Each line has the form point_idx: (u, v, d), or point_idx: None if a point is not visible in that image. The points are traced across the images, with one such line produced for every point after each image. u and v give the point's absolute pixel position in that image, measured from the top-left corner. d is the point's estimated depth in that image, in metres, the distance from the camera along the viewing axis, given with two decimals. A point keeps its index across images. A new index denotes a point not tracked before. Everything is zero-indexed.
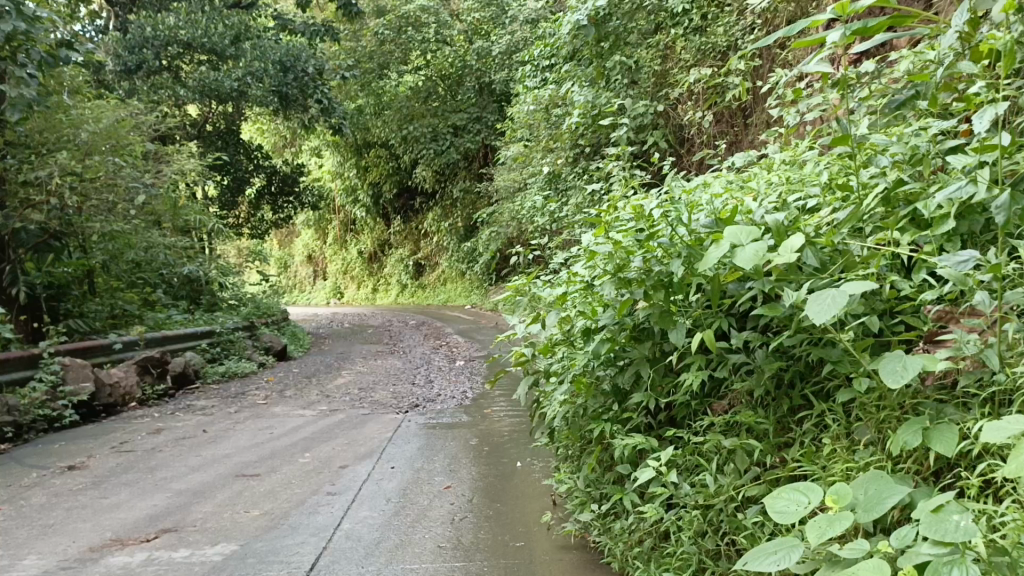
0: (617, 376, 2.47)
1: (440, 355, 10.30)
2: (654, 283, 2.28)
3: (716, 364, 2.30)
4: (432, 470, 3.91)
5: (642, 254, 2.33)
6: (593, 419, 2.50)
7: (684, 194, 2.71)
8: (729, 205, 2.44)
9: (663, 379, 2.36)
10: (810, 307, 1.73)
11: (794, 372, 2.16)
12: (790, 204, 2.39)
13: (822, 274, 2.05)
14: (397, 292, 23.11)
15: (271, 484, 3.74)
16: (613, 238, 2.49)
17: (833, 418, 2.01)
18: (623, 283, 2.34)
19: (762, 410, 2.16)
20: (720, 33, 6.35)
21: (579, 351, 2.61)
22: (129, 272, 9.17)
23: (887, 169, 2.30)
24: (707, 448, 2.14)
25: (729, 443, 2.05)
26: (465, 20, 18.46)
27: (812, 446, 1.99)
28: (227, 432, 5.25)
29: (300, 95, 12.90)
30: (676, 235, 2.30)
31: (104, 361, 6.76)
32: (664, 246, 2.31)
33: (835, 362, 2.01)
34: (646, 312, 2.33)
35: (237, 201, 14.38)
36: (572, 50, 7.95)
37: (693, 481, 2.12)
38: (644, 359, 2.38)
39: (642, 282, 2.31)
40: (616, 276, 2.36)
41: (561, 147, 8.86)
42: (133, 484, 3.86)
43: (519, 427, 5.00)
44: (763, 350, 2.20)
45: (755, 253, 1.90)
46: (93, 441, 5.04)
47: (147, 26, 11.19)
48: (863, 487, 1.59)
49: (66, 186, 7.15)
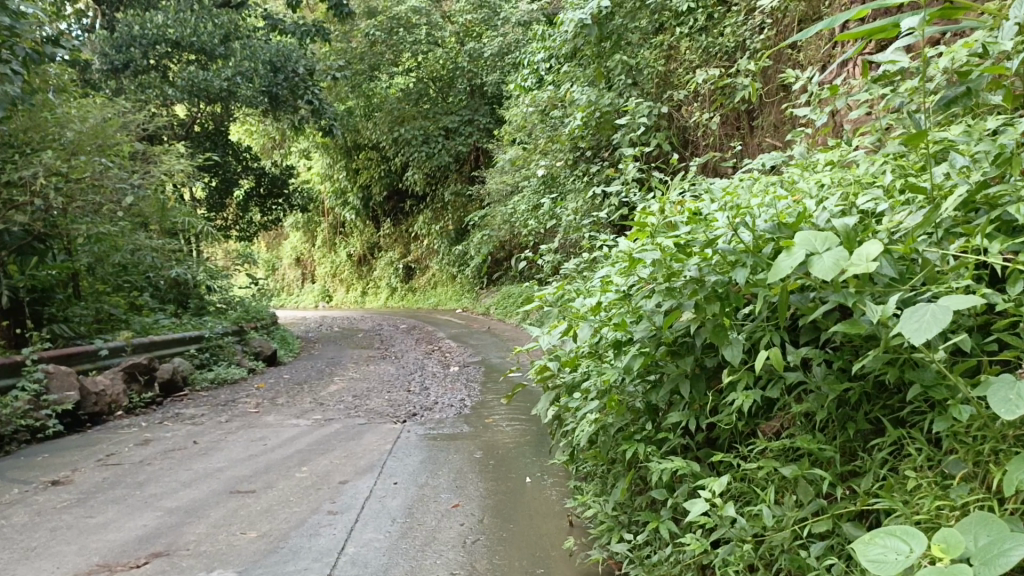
0: (650, 393, 2.36)
1: (433, 360, 10.11)
2: (707, 292, 2.12)
3: (767, 382, 2.15)
4: (437, 486, 3.72)
5: (697, 261, 2.19)
6: (624, 439, 2.37)
7: (732, 195, 2.53)
8: (791, 207, 2.24)
9: (707, 399, 2.21)
10: (904, 325, 1.56)
11: (862, 392, 2.00)
12: (858, 206, 2.17)
13: (901, 286, 1.86)
14: (386, 296, 22.87)
15: (269, 501, 3.54)
16: (661, 244, 2.34)
17: (916, 446, 1.86)
18: (670, 291, 2.21)
19: (823, 436, 2.03)
20: (728, 34, 6.20)
21: (609, 365, 2.48)
22: (115, 276, 8.93)
23: (965, 170, 2.07)
24: (760, 476, 2.00)
25: (788, 473, 1.91)
26: (457, 22, 18.29)
27: (892, 479, 1.85)
28: (218, 443, 5.03)
29: (290, 95, 12.71)
30: (733, 239, 2.13)
31: (90, 368, 6.54)
32: (720, 254, 2.15)
33: (928, 386, 1.82)
34: (696, 325, 2.17)
35: (226, 203, 14.13)
36: (572, 50, 7.78)
37: (747, 512, 1.96)
38: (683, 376, 2.24)
39: (694, 292, 2.15)
40: (665, 285, 2.24)
41: (559, 149, 8.69)
42: (121, 502, 3.65)
43: (524, 439, 4.80)
44: (824, 368, 2.03)
45: (837, 264, 1.70)
46: (78, 454, 4.80)
47: (134, 25, 10.97)
48: (972, 535, 1.42)
49: (52, 186, 6.92)
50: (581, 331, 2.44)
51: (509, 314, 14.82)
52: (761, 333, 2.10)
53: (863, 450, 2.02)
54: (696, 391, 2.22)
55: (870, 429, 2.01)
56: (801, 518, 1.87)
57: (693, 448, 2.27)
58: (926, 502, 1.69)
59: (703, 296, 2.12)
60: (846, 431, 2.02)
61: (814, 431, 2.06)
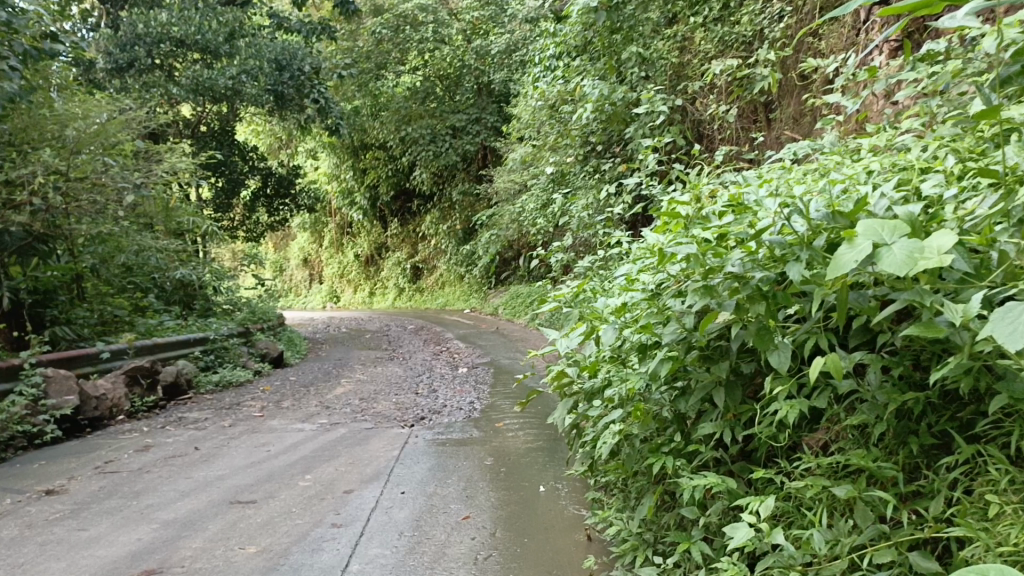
0: (679, 401, 2.21)
1: (442, 361, 9.95)
2: (750, 290, 1.97)
3: (815, 392, 1.98)
4: (446, 496, 3.54)
5: (741, 256, 2.02)
6: (653, 452, 2.21)
7: (774, 185, 2.35)
8: (844, 195, 2.06)
9: (745, 409, 2.06)
10: (993, 326, 1.39)
11: (926, 403, 1.83)
12: (919, 193, 1.97)
13: (975, 282, 1.68)
14: (394, 296, 22.72)
15: (270, 513, 3.38)
16: (699, 237, 2.17)
17: (994, 464, 1.69)
18: (708, 290, 2.05)
19: (880, 452, 1.87)
20: (746, 22, 6.01)
21: (637, 371, 2.32)
22: (118, 277, 8.79)
23: None
24: (809, 496, 1.85)
25: (843, 495, 1.75)
26: (464, 20, 18.09)
27: (966, 503, 1.68)
28: (220, 449, 4.87)
29: (296, 94, 12.57)
30: (781, 231, 1.97)
31: (90, 371, 6.38)
32: (765, 248, 2.00)
33: (1014, 397, 1.64)
34: (737, 327, 2.01)
35: (232, 204, 14.00)
36: (583, 43, 7.60)
37: (796, 536, 1.80)
38: (718, 383, 2.08)
39: (735, 290, 2.00)
40: (703, 283, 2.07)
41: (569, 145, 8.49)
42: (115, 514, 3.48)
43: (536, 444, 4.62)
44: (879, 376, 1.87)
45: (909, 254, 1.53)
46: (75, 461, 4.64)
47: (138, 24, 10.83)
48: None
49: (51, 185, 6.77)
50: (605, 333, 2.28)
51: (518, 314, 14.67)
52: (809, 337, 1.94)
53: (924, 468, 1.85)
54: (733, 400, 2.06)
55: (931, 444, 1.85)
56: (857, 544, 1.70)
57: (730, 462, 2.11)
58: (1009, 531, 1.52)
59: (745, 294, 1.97)
60: (906, 448, 1.86)
61: (869, 447, 1.90)
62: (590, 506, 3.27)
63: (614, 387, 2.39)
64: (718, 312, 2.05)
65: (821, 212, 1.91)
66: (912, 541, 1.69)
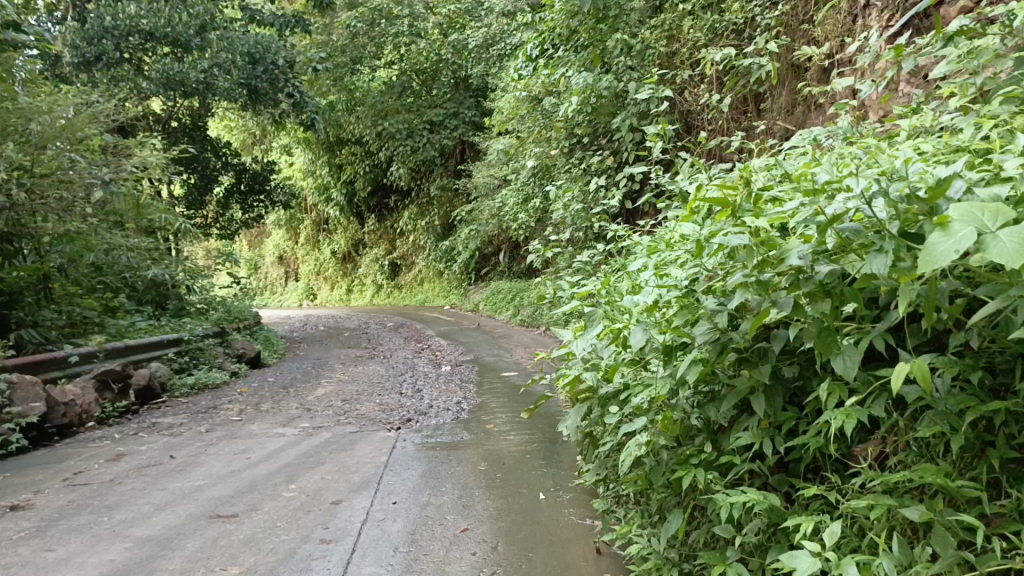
0: (712, 409, 2.12)
1: (424, 359, 9.73)
2: (812, 287, 1.86)
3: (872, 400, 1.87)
4: (441, 506, 3.35)
5: (802, 247, 1.90)
6: (682, 464, 2.12)
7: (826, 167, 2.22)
8: (912, 170, 1.92)
9: (786, 418, 1.96)
10: None
11: (1006, 412, 1.71)
12: (996, 169, 1.83)
13: None
14: (372, 293, 22.41)
15: (253, 528, 3.15)
16: (752, 226, 2.06)
17: None
18: (764, 287, 1.94)
19: (951, 467, 1.74)
20: (737, 10, 5.89)
21: (668, 374, 2.23)
22: (88, 277, 8.46)
23: None
24: (869, 515, 1.73)
25: (919, 519, 1.63)
26: (440, 13, 17.83)
27: None
28: (197, 457, 4.63)
29: (270, 89, 12.21)
30: (851, 217, 1.84)
31: (58, 376, 6.10)
32: (833, 237, 1.87)
33: None
34: (795, 329, 1.91)
35: (204, 201, 13.64)
36: (568, 32, 7.41)
37: (860, 562, 1.68)
38: (759, 390, 1.99)
39: (796, 287, 1.90)
40: (757, 279, 1.97)
41: (553, 137, 8.30)
42: (84, 531, 3.24)
43: (530, 448, 4.43)
44: (950, 382, 1.75)
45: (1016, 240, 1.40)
46: (42, 472, 4.38)
47: (106, 16, 10.46)
48: None
49: (15, 182, 6.63)
50: (635, 335, 2.18)
51: (500, 310, 14.47)
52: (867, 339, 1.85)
53: (1009, 485, 1.70)
54: (772, 408, 1.98)
55: (1013, 458, 1.70)
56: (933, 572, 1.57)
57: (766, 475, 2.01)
58: None
59: (808, 291, 1.86)
60: (986, 462, 1.72)
61: (940, 462, 1.78)
62: (597, 516, 3.11)
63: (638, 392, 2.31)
64: (773, 310, 1.95)
65: (899, 195, 1.77)
66: (1000, 568, 1.56)
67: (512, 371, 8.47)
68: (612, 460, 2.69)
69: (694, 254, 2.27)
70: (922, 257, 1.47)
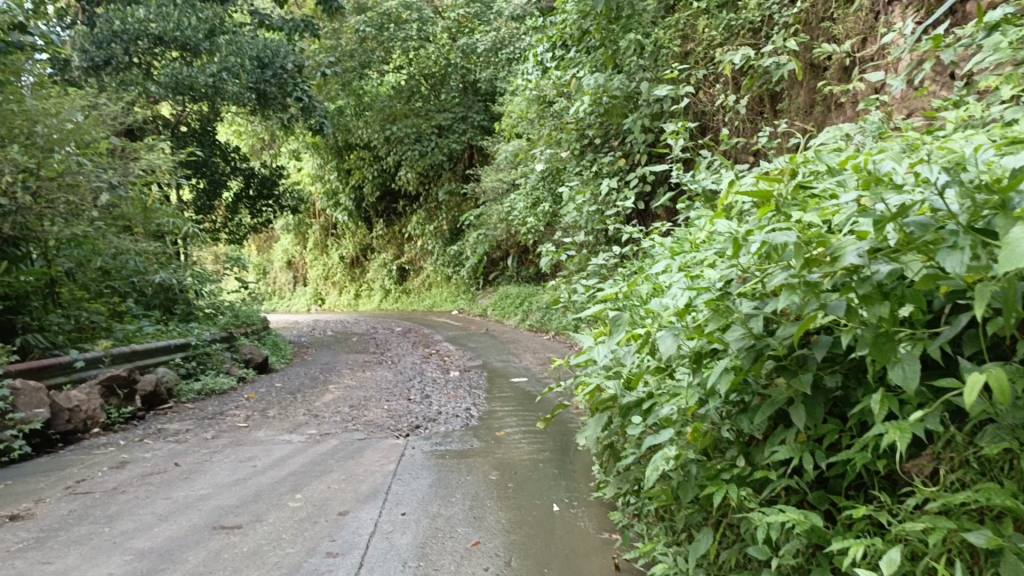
0: (744, 421, 2.05)
1: (432, 364, 9.62)
2: (868, 289, 1.78)
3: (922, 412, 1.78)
4: (451, 517, 3.23)
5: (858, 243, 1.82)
6: (710, 478, 2.04)
7: (869, 160, 2.14)
8: (973, 159, 1.84)
9: (826, 431, 1.88)
10: None
11: None
12: None
13: None
14: (381, 298, 22.32)
15: (257, 541, 3.05)
16: (799, 223, 1.97)
17: None
18: (813, 289, 1.86)
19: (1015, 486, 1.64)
20: (753, 8, 5.74)
21: (698, 382, 2.14)
22: (95, 281, 8.40)
23: None
24: (924, 537, 1.64)
25: (985, 545, 1.52)
26: (449, 17, 17.78)
27: None
28: (202, 464, 4.53)
29: (278, 93, 12.13)
30: (915, 211, 1.77)
31: (63, 382, 6.02)
32: (894, 234, 1.80)
33: None
34: (847, 334, 1.84)
35: (213, 205, 13.60)
36: (580, 32, 7.31)
37: None
38: (799, 400, 1.91)
39: (848, 290, 1.82)
40: (805, 280, 1.88)
41: (564, 139, 8.18)
42: (84, 543, 3.14)
43: (542, 456, 4.31)
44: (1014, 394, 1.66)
45: None
46: (43, 480, 4.29)
47: (116, 20, 10.43)
48: None
49: (19, 185, 6.47)
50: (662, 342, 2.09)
51: (508, 315, 14.37)
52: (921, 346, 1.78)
53: None
54: (813, 419, 1.90)
55: None
56: None
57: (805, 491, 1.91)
58: None
59: (863, 294, 1.78)
60: None
61: (1002, 480, 1.67)
62: (614, 529, 2.99)
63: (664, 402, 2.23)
64: (822, 314, 1.88)
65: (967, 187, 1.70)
66: None
67: (522, 377, 8.35)
68: (634, 473, 2.57)
69: (728, 255, 2.19)
70: (1004, 254, 1.37)
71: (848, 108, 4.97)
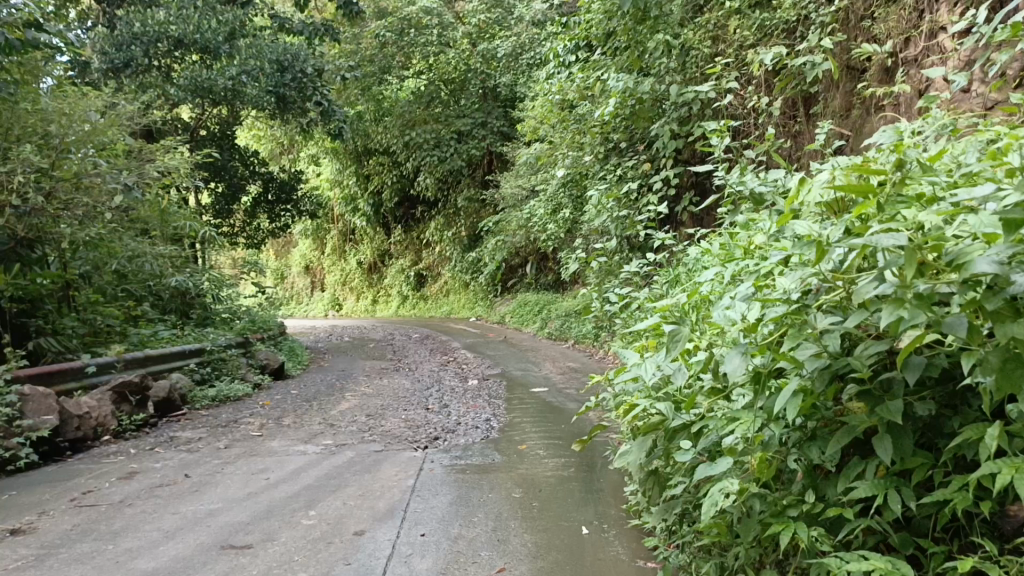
0: (819, 447, 1.94)
1: (450, 372, 9.43)
2: (1000, 304, 1.64)
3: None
4: (474, 540, 3.03)
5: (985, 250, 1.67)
6: (775, 515, 1.94)
7: (970, 174, 2.00)
8: None
9: (913, 462, 1.79)
10: None
11: None
12: None
13: None
14: (398, 304, 22.15)
15: (267, 562, 2.86)
16: (906, 228, 1.81)
17: None
18: (926, 300, 1.68)
19: None
20: (788, 7, 5.50)
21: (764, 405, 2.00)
22: (111, 284, 8.31)
23: None
24: None
25: None
26: (471, 22, 17.59)
27: None
28: (213, 476, 4.36)
29: (298, 97, 12.02)
30: None
31: (74, 387, 5.90)
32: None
33: None
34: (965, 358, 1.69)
35: (231, 210, 13.51)
36: (607, 33, 7.14)
37: None
38: (888, 430, 1.81)
39: (971, 304, 1.67)
40: (914, 289, 1.71)
41: (589, 144, 7.98)
42: (85, 561, 2.97)
43: (567, 473, 4.11)
44: None
45: None
46: (49, 491, 4.14)
47: (136, 22, 10.37)
48: None
49: (32, 185, 6.36)
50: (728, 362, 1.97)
51: (527, 323, 14.16)
52: None
53: None
54: (900, 452, 1.81)
55: None
56: None
57: (887, 533, 1.82)
58: None
59: (994, 310, 1.63)
60: None
61: None
62: (648, 557, 2.78)
63: (725, 429, 2.11)
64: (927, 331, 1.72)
65: None
66: None
67: (542, 387, 8.12)
68: (680, 503, 2.38)
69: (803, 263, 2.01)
70: None
71: (891, 112, 4.73)
